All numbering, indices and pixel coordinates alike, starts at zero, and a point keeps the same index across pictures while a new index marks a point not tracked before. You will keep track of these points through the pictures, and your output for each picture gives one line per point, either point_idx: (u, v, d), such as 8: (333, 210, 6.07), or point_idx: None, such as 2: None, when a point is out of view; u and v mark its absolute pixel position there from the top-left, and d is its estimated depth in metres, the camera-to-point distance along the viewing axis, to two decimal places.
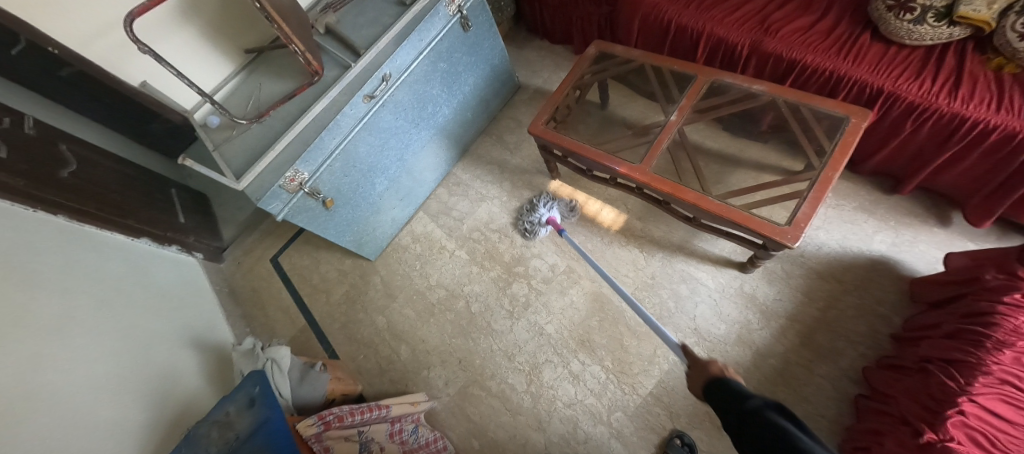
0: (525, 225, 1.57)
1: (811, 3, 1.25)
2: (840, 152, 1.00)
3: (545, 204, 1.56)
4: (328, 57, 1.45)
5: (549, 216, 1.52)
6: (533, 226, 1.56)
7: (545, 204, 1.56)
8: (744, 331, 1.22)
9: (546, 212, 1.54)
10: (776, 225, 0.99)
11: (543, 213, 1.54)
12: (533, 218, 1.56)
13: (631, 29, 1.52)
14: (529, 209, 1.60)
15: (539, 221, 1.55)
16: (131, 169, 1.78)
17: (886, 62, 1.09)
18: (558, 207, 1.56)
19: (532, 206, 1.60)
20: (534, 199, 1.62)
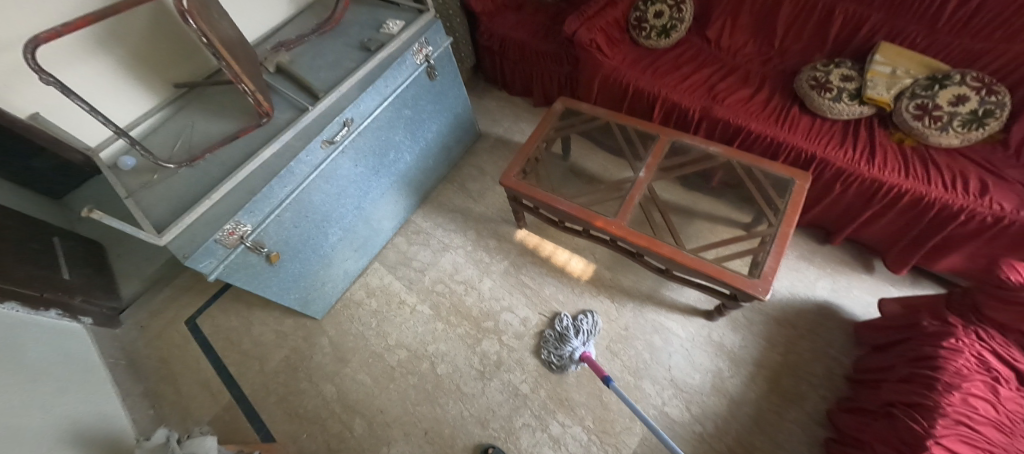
0: (553, 359, 1.33)
1: (748, 77, 1.42)
2: (791, 209, 1.11)
3: (581, 337, 1.32)
4: (279, 98, 1.33)
5: (585, 352, 1.28)
6: (562, 361, 1.32)
7: (581, 337, 1.32)
8: (717, 380, 1.25)
9: (581, 346, 1.30)
10: (746, 279, 1.04)
11: (577, 349, 1.29)
12: (565, 354, 1.31)
13: (591, 89, 1.61)
14: (557, 338, 1.35)
15: (571, 357, 1.31)
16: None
17: (814, 132, 1.25)
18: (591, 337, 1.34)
19: (560, 336, 1.35)
20: (562, 324, 1.38)
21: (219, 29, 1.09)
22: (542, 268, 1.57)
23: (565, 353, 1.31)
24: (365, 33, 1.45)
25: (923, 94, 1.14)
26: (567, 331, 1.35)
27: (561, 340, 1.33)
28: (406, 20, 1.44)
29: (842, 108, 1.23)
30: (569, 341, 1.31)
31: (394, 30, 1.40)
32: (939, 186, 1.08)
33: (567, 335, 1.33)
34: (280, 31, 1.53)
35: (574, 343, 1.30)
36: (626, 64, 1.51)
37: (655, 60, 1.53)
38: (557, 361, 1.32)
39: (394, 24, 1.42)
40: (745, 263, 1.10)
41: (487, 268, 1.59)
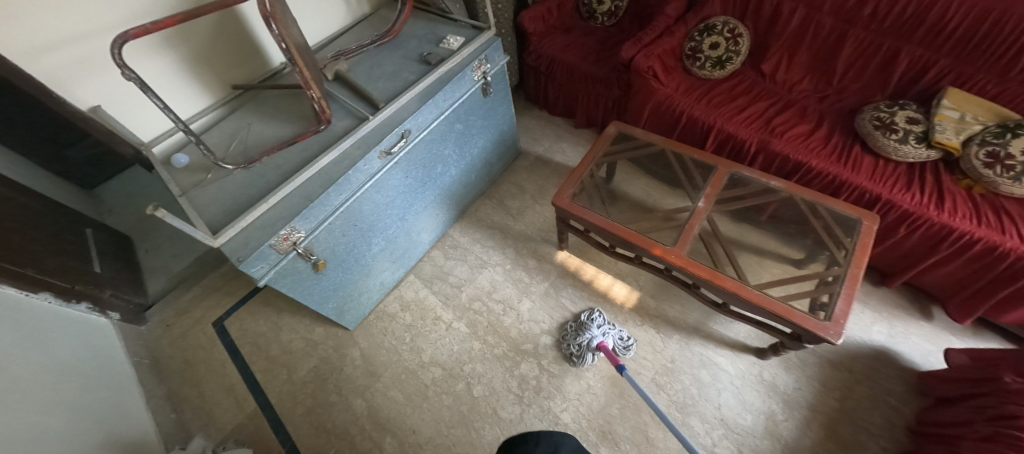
0: (571, 348, 1.36)
1: (805, 113, 1.42)
2: (860, 251, 1.08)
3: (600, 327, 1.37)
4: (336, 104, 1.33)
5: (602, 340, 1.31)
6: (580, 351, 1.35)
7: (599, 327, 1.37)
8: (770, 422, 1.20)
9: (598, 334, 1.34)
10: (815, 320, 1.01)
11: (594, 335, 1.34)
12: (582, 341, 1.34)
13: (641, 115, 1.61)
14: (576, 328, 1.39)
15: (588, 345, 1.34)
16: (30, 200, 1.41)
17: (878, 173, 1.24)
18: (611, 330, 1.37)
19: (580, 325, 1.40)
20: (583, 316, 1.43)
21: (293, 35, 1.10)
22: (583, 292, 1.53)
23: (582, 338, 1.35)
24: (424, 46, 1.46)
25: (995, 142, 1.12)
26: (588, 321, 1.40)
27: (579, 326, 1.38)
28: (466, 37, 1.45)
29: (908, 150, 1.22)
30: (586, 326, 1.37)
31: (454, 46, 1.41)
32: (1013, 236, 1.06)
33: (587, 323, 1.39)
34: (338, 40, 1.55)
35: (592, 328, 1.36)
36: (680, 92, 1.51)
37: (709, 90, 1.53)
38: (575, 350, 1.35)
39: (453, 40, 1.43)
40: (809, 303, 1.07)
41: (526, 288, 1.56)
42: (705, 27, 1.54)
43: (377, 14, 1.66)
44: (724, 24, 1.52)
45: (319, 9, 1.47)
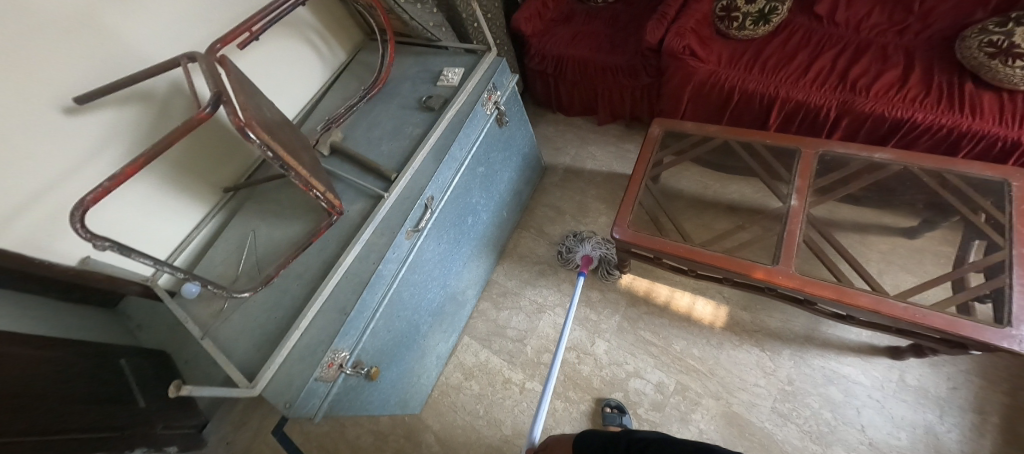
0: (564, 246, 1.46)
1: (886, 55, 1.17)
2: (1021, 224, 0.86)
3: (594, 245, 1.40)
4: (342, 184, 1.15)
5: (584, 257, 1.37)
6: (567, 255, 1.45)
7: (593, 245, 1.41)
8: (932, 437, 1.02)
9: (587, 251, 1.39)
10: (990, 326, 0.80)
11: (584, 249, 1.40)
12: (572, 247, 1.43)
13: (680, 100, 1.38)
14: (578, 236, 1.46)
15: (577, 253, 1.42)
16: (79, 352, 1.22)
17: (1008, 112, 0.99)
18: (603, 252, 1.40)
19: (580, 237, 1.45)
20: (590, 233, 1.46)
21: (274, 132, 0.91)
22: (663, 318, 1.35)
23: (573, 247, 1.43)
24: (419, 89, 1.25)
25: None
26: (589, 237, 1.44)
27: (576, 236, 1.44)
28: (465, 66, 1.24)
29: None
30: (582, 241, 1.42)
31: (455, 81, 1.21)
32: None
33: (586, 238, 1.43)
34: (321, 103, 1.36)
35: (587, 243, 1.41)
36: (724, 65, 1.28)
37: (757, 53, 1.28)
38: (564, 252, 1.45)
39: (452, 74, 1.22)
40: (967, 302, 0.87)
41: (596, 328, 1.39)
42: None
43: (355, 60, 1.46)
44: None
45: (291, 75, 1.30)
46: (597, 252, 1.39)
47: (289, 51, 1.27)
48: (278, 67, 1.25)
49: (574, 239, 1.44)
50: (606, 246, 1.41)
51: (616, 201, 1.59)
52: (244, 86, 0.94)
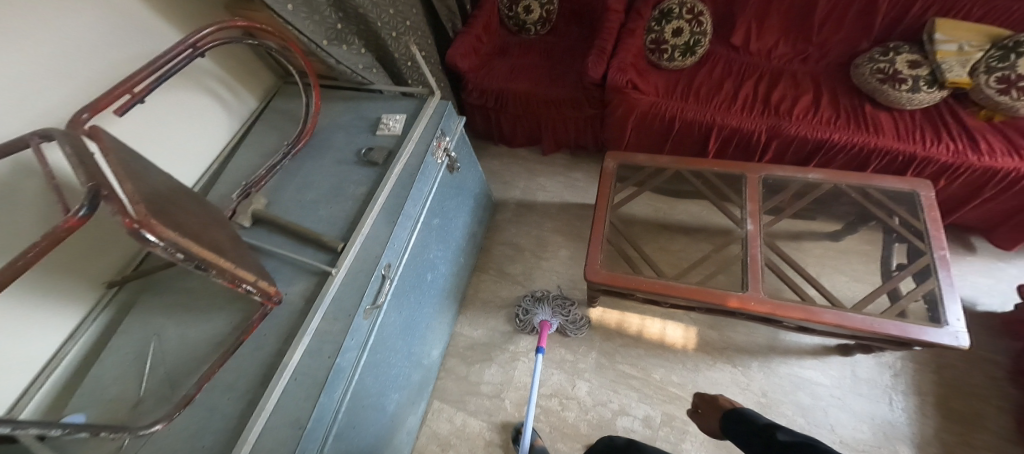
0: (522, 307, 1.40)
1: (797, 82, 1.30)
2: (935, 230, 0.99)
3: (552, 309, 1.37)
4: (273, 262, 0.96)
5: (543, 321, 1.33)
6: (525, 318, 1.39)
7: (551, 309, 1.37)
8: (889, 424, 1.12)
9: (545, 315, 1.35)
10: (932, 326, 0.90)
11: (541, 314, 1.36)
12: (531, 310, 1.38)
13: (625, 129, 1.40)
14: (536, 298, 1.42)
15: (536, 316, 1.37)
16: None
17: (902, 129, 1.14)
18: (561, 315, 1.37)
19: (538, 299, 1.41)
20: (549, 293, 1.43)
21: (181, 220, 0.71)
22: (638, 347, 1.34)
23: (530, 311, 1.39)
24: (355, 139, 1.11)
25: (1001, 66, 1.07)
26: (547, 300, 1.40)
27: (534, 299, 1.40)
28: (406, 111, 1.12)
29: (923, 97, 1.14)
30: (539, 306, 1.38)
31: (398, 129, 1.08)
32: None
33: (543, 303, 1.39)
34: (232, 162, 1.15)
35: (544, 309, 1.37)
36: (663, 95, 1.32)
37: (690, 82, 1.35)
38: (522, 314, 1.40)
39: (393, 121, 1.10)
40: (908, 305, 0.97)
41: (574, 368, 1.33)
42: (662, 14, 1.35)
43: (269, 107, 1.26)
44: (681, 5, 1.34)
45: (187, 133, 1.08)
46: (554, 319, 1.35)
47: (183, 104, 1.06)
48: (169, 125, 1.03)
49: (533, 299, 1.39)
50: (564, 309, 1.38)
51: (573, 232, 1.57)
52: (131, 163, 0.73)
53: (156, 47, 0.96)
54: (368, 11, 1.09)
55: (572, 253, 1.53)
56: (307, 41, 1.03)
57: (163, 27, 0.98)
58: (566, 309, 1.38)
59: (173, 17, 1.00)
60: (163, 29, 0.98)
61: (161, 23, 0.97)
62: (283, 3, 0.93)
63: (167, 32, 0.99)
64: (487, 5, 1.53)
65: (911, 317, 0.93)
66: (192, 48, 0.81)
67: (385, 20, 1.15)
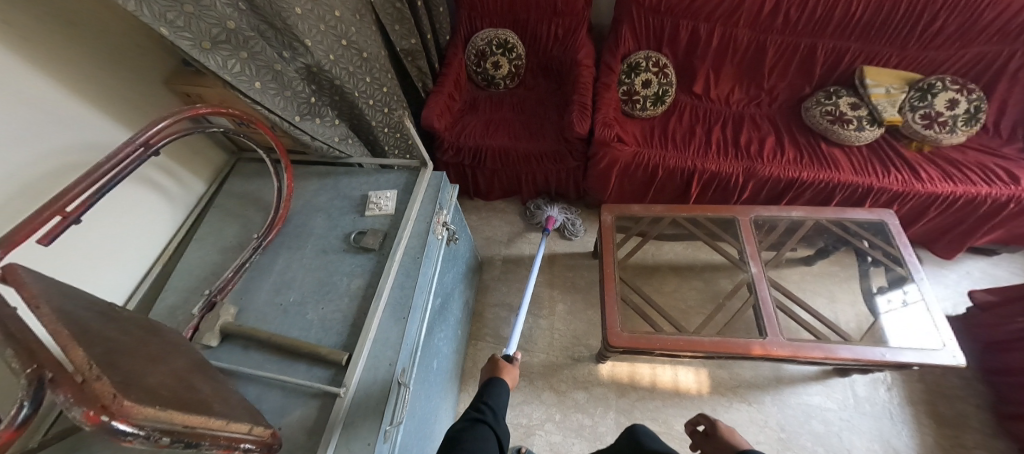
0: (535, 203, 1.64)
1: (758, 125, 1.41)
2: (908, 256, 1.11)
3: (560, 211, 1.61)
4: (255, 388, 0.78)
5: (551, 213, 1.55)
6: (536, 212, 1.62)
7: (560, 211, 1.61)
8: (896, 440, 1.18)
9: (555, 211, 1.59)
10: (883, 321, 1.09)
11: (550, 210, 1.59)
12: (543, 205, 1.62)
13: (609, 178, 1.41)
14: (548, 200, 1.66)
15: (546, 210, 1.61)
16: None
17: (856, 164, 1.27)
18: (564, 215, 1.61)
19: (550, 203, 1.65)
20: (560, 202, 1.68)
21: (152, 371, 0.55)
22: (654, 399, 1.30)
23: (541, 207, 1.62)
24: (340, 223, 0.98)
25: (922, 105, 1.26)
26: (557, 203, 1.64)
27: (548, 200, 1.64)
28: (396, 186, 1.03)
29: (867, 134, 1.28)
30: (550, 205, 1.62)
31: (390, 208, 0.98)
32: (978, 183, 1.19)
33: (554, 206, 1.63)
34: (181, 263, 0.95)
35: (555, 208, 1.61)
36: (644, 144, 1.35)
37: (664, 130, 1.40)
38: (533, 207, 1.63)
39: (382, 198, 0.99)
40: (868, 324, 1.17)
41: (596, 434, 1.24)
42: (630, 67, 1.41)
43: (223, 190, 1.08)
44: (647, 59, 1.41)
45: (122, 236, 0.88)
46: (559, 215, 1.59)
47: (117, 202, 0.86)
48: (96, 231, 0.82)
49: (546, 201, 1.63)
50: (568, 213, 1.62)
51: (567, 283, 1.53)
52: (70, 305, 0.55)
53: (82, 139, 0.78)
54: (345, 82, 1.00)
55: (570, 306, 1.48)
56: (278, 119, 0.90)
57: (94, 115, 0.81)
58: (571, 214, 1.63)
59: (106, 103, 0.83)
60: (94, 118, 0.80)
61: (90, 111, 0.80)
62: (251, 82, 0.81)
63: (98, 121, 0.81)
64: (455, 62, 1.48)
65: (884, 325, 1.07)
66: (143, 146, 0.67)
67: (361, 89, 1.06)
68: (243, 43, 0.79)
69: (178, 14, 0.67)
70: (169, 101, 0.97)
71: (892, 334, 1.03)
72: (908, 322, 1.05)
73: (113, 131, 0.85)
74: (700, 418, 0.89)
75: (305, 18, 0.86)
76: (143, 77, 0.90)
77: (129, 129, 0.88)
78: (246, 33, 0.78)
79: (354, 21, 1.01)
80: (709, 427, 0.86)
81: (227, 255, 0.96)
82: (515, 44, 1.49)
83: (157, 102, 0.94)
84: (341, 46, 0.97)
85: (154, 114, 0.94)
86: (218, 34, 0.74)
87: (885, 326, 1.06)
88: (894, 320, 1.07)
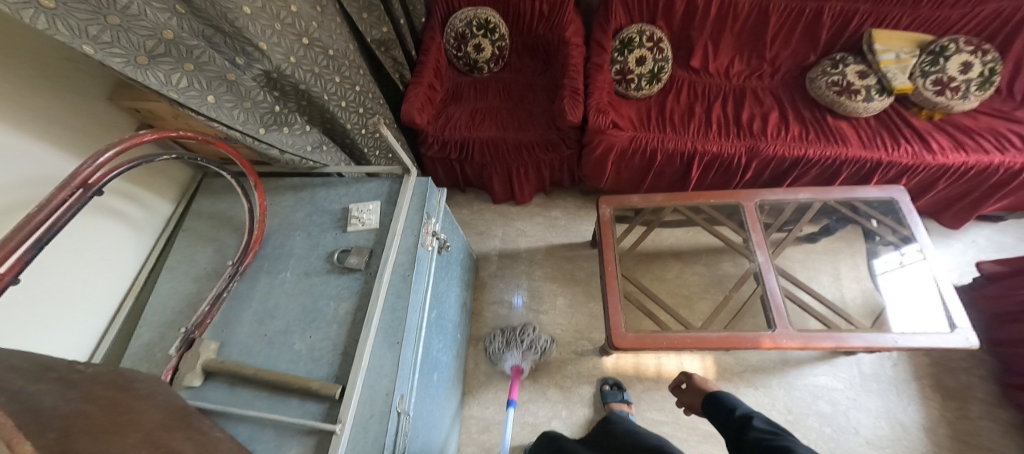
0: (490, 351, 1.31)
1: (760, 100, 1.33)
2: (921, 234, 1.07)
3: (521, 348, 1.29)
4: (244, 430, 0.73)
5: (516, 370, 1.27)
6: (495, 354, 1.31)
7: (521, 347, 1.29)
8: (903, 415, 1.18)
9: (510, 363, 1.28)
10: (882, 284, 1.15)
11: (512, 361, 1.28)
12: (501, 350, 1.30)
13: (605, 165, 1.33)
14: (508, 334, 1.32)
15: (503, 357, 1.29)
16: None
17: (864, 137, 1.20)
18: (534, 359, 1.30)
19: (508, 342, 1.30)
20: (527, 327, 1.34)
21: (118, 447, 0.49)
22: (661, 389, 1.28)
23: (500, 354, 1.30)
24: (321, 241, 0.91)
25: (934, 70, 1.19)
26: (517, 341, 1.30)
27: (506, 341, 1.30)
28: (379, 196, 0.95)
29: (876, 104, 1.21)
30: (510, 351, 1.28)
31: (374, 221, 0.91)
32: (994, 151, 1.14)
33: (516, 346, 1.30)
34: (153, 295, 0.88)
35: (514, 355, 1.28)
36: (640, 128, 1.26)
37: (661, 110, 1.31)
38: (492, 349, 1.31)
39: (364, 211, 0.92)
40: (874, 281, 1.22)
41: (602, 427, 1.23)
42: (622, 44, 1.31)
43: (193, 210, 1.00)
44: (640, 33, 1.31)
45: (82, 275, 0.80)
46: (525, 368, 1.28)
47: (73, 240, 0.78)
48: (54, 272, 0.75)
49: (505, 342, 1.30)
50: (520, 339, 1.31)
51: (566, 276, 1.48)
52: (17, 381, 0.49)
53: (24, 173, 0.69)
54: (311, 86, 0.91)
55: (571, 300, 1.44)
56: (240, 135, 0.81)
57: (30, 144, 0.71)
58: (526, 332, 1.32)
59: (42, 129, 0.73)
60: (29, 147, 0.71)
61: (25, 141, 0.70)
62: (203, 97, 0.72)
63: (39, 151, 0.72)
64: (433, 47, 1.37)
65: (889, 299, 1.08)
66: (81, 188, 0.59)
67: (331, 91, 0.97)
68: (187, 53, 0.69)
69: (102, 28, 0.57)
70: (116, 118, 0.87)
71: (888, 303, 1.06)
72: (909, 282, 1.07)
73: (56, 160, 0.75)
74: (682, 376, 1.04)
75: (256, 18, 0.76)
76: (83, 95, 0.80)
77: (72, 155, 0.78)
78: (188, 41, 0.68)
79: (315, 14, 0.91)
80: (686, 380, 1.02)
81: (202, 283, 0.89)
82: (497, 23, 1.37)
83: (104, 121, 0.84)
84: (302, 45, 0.88)
85: (101, 134, 0.84)
86: (155, 47, 0.64)
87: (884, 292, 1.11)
88: (892, 280, 1.11)
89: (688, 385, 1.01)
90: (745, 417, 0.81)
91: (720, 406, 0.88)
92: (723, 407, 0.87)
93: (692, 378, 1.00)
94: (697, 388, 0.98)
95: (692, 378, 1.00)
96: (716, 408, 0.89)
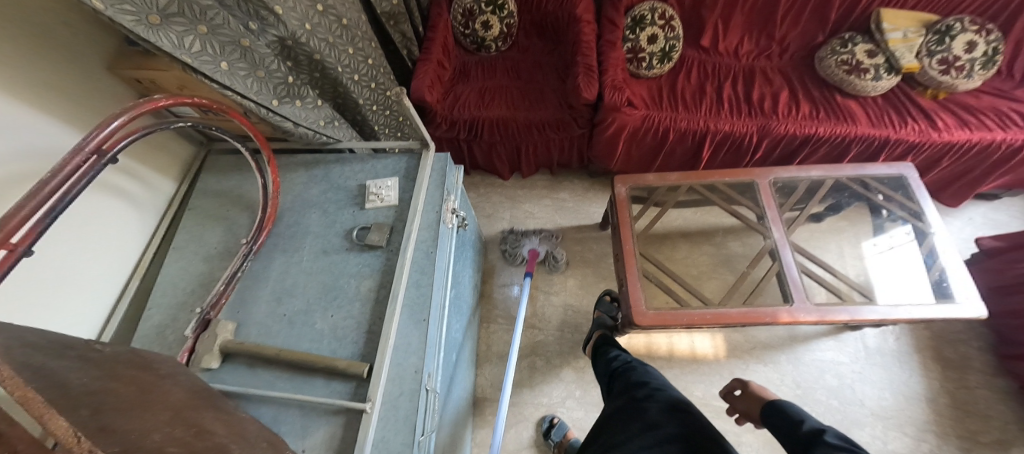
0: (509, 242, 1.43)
1: (770, 79, 1.33)
2: (929, 209, 1.10)
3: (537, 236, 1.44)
4: (268, 411, 0.70)
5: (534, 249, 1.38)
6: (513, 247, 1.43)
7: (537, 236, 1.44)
8: (905, 386, 1.22)
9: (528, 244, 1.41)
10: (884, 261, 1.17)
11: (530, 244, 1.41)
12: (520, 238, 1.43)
13: (617, 145, 1.32)
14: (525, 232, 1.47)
15: (522, 243, 1.42)
16: None
17: (872, 115, 1.22)
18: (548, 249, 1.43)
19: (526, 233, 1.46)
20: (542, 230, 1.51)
21: (153, 423, 0.47)
22: (674, 367, 1.29)
23: (518, 242, 1.43)
24: (338, 219, 0.88)
25: (940, 49, 1.21)
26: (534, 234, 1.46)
27: (525, 232, 1.44)
28: (397, 173, 0.92)
29: (884, 83, 1.23)
30: (529, 236, 1.44)
31: (394, 198, 0.88)
32: (996, 129, 1.17)
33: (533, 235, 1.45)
34: (161, 276, 0.84)
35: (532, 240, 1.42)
36: (653, 107, 1.26)
37: (673, 89, 1.31)
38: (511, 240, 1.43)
39: (383, 187, 0.89)
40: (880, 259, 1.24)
41: None
42: (634, 22, 1.30)
43: (199, 188, 0.95)
44: (652, 11, 1.29)
45: (85, 254, 0.75)
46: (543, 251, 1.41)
47: (76, 217, 0.73)
48: (57, 250, 0.70)
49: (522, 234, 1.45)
50: (552, 243, 1.44)
51: (575, 257, 1.48)
52: (39, 357, 0.45)
53: (24, 144, 0.64)
54: (325, 56, 0.87)
55: (581, 280, 1.44)
56: (254, 106, 0.78)
57: (27, 112, 0.65)
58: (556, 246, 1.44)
59: (38, 96, 0.67)
60: (25, 116, 0.65)
61: (23, 110, 0.65)
62: (216, 62, 0.68)
63: (38, 122, 0.67)
64: (440, 24, 1.33)
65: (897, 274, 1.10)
66: (94, 154, 0.55)
67: (344, 63, 0.94)
68: (200, 15, 0.65)
69: None
70: (116, 88, 0.82)
71: (897, 277, 1.09)
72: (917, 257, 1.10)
73: (57, 133, 0.70)
74: (736, 382, 0.98)
75: None
76: (82, 62, 0.75)
77: (73, 127, 0.74)
78: (202, 1, 0.64)
79: None
80: (742, 386, 0.96)
81: (214, 263, 0.85)
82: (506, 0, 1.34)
83: (104, 91, 0.79)
84: (317, 12, 0.84)
85: (102, 105, 0.79)
86: (167, 5, 0.60)
87: (884, 268, 1.16)
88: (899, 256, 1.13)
89: (744, 391, 0.95)
90: (816, 432, 0.69)
91: (784, 416, 0.78)
92: (788, 418, 0.77)
93: (749, 385, 0.94)
94: (756, 396, 0.91)
95: (750, 386, 0.94)
96: (783, 422, 0.78)
